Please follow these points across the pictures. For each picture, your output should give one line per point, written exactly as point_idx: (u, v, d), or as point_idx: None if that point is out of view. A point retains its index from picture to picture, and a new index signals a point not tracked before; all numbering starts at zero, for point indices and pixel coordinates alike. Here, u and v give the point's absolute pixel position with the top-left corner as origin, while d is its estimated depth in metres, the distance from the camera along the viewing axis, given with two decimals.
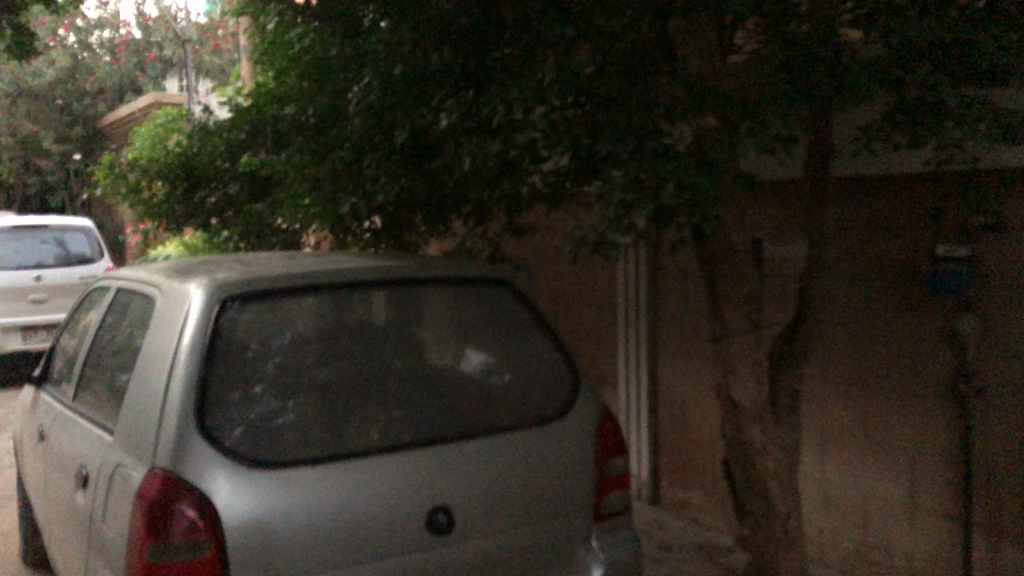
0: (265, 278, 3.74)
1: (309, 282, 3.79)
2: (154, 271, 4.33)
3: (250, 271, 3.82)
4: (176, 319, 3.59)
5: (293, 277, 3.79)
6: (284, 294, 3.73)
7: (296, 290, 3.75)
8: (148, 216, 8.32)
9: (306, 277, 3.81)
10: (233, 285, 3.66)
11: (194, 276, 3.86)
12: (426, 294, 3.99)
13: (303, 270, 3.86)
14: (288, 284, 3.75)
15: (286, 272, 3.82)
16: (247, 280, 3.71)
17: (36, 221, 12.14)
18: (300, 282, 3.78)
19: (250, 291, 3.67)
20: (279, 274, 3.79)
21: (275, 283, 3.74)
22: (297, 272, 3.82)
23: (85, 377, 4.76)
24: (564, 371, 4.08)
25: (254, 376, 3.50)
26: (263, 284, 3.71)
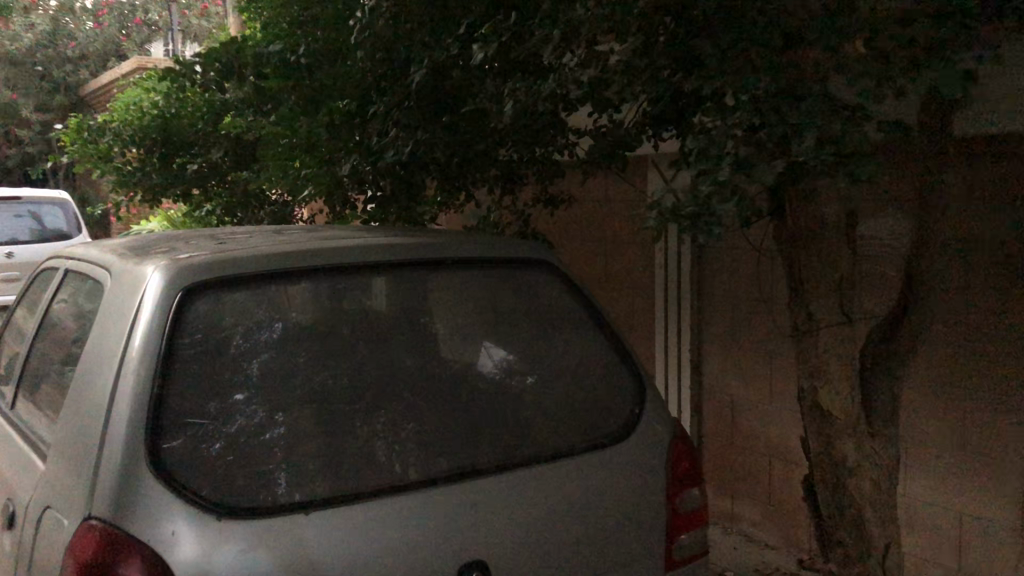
0: (248, 258, 2.89)
1: (307, 262, 2.94)
2: (108, 248, 3.48)
3: (225, 247, 2.97)
4: (126, 313, 2.74)
5: (285, 256, 2.93)
6: (274, 278, 2.88)
7: (291, 273, 2.91)
8: (122, 185, 7.40)
9: (301, 255, 2.96)
10: (202, 267, 2.80)
11: (151, 255, 3.01)
12: (453, 276, 3.15)
13: (297, 247, 3.01)
14: (278, 265, 2.90)
15: (276, 249, 2.98)
16: (223, 260, 2.86)
17: (9, 194, 11.13)
18: (295, 263, 2.93)
19: (228, 275, 2.82)
20: (264, 252, 2.94)
21: (261, 263, 2.89)
22: (290, 250, 2.97)
23: (29, 377, 3.90)
24: (625, 375, 3.23)
25: (234, 379, 2.67)
26: (245, 266, 2.86)
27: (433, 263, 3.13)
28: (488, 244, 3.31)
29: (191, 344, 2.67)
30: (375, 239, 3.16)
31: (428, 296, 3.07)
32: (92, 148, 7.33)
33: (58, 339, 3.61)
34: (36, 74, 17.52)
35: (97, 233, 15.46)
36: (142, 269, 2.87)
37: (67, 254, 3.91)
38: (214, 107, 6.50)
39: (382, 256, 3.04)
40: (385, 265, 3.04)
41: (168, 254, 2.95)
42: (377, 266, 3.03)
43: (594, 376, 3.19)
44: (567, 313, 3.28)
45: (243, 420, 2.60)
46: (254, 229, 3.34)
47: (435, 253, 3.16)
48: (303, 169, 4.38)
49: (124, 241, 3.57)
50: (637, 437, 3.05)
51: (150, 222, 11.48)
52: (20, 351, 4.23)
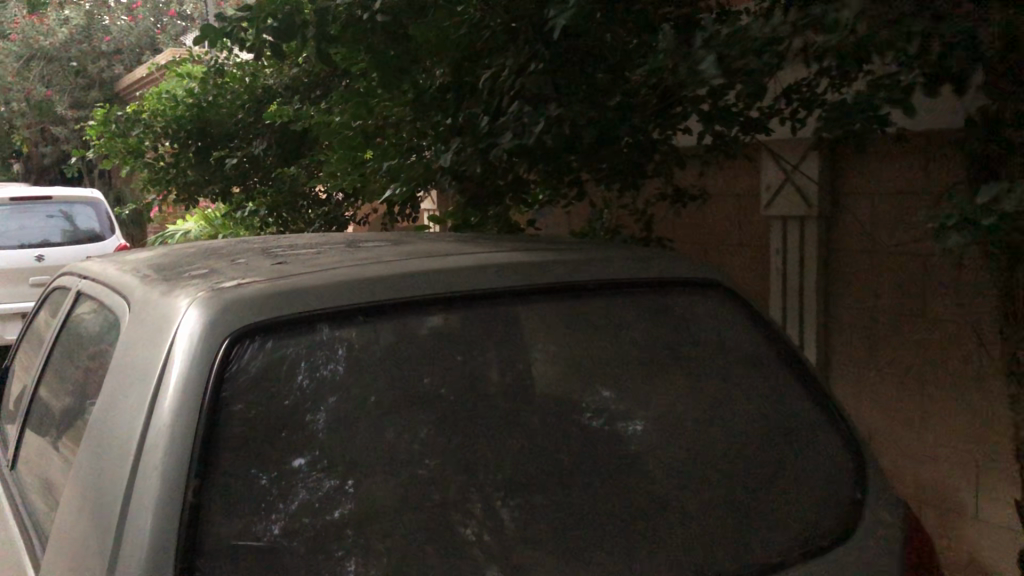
0: (321, 288, 2.02)
1: (405, 291, 2.08)
2: (128, 268, 2.66)
3: (285, 270, 2.11)
4: (149, 354, 1.91)
5: (372, 283, 2.07)
6: (362, 315, 2.02)
7: (385, 309, 2.05)
8: (153, 183, 6.59)
9: (394, 272, 2.12)
10: (258, 300, 1.95)
11: (183, 279, 2.18)
12: (595, 304, 2.31)
13: (385, 266, 2.14)
14: (364, 297, 2.04)
15: (358, 272, 2.11)
16: (285, 290, 2.00)
17: (37, 191, 9.67)
18: (388, 295, 2.06)
19: (295, 313, 1.96)
20: (344, 268, 2.11)
21: (341, 296, 2.02)
22: (377, 273, 2.11)
23: (34, 432, 3.09)
24: (831, 444, 2.40)
25: (285, 440, 1.87)
26: (318, 300, 2.00)
27: (573, 289, 2.30)
28: (638, 261, 2.47)
29: (241, 408, 1.84)
30: (486, 252, 2.30)
31: (564, 330, 2.24)
32: (120, 141, 6.49)
33: (67, 386, 2.80)
34: (69, 69, 16.86)
35: (133, 234, 14.72)
36: (169, 300, 2.02)
37: (79, 272, 3.12)
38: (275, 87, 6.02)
39: (506, 273, 2.21)
40: (505, 291, 2.18)
41: (205, 280, 2.10)
42: (498, 294, 2.18)
43: (792, 444, 2.35)
44: (752, 356, 2.45)
45: (305, 493, 1.84)
46: (318, 244, 2.50)
47: (572, 274, 2.31)
48: (392, 161, 3.69)
49: (150, 258, 2.75)
50: (867, 535, 2.23)
51: (185, 223, 10.79)
52: (26, 389, 3.46)
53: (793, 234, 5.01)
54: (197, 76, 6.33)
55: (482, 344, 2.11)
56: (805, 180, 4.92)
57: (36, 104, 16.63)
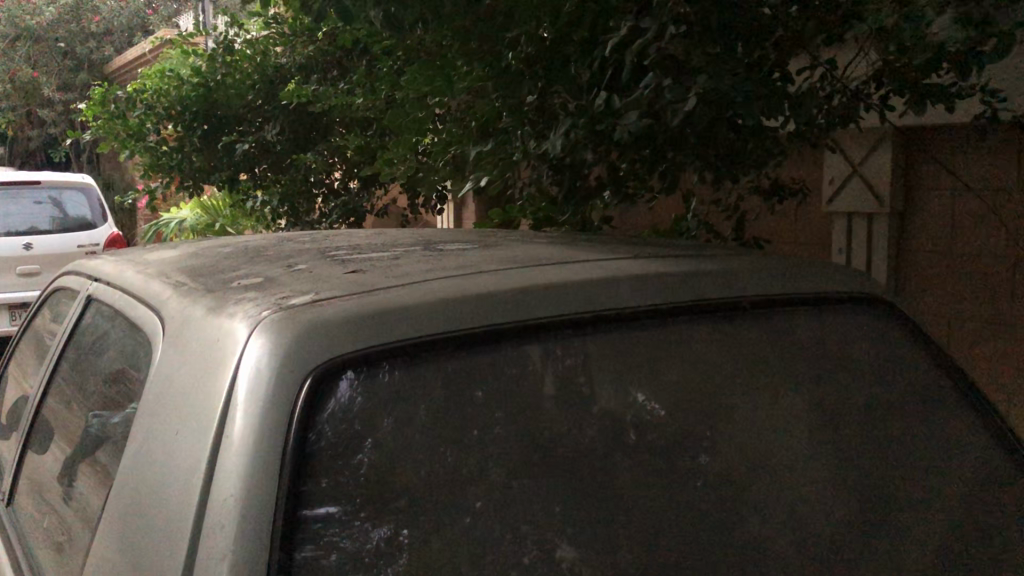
0: (419, 308, 1.55)
1: (526, 313, 1.62)
2: (154, 271, 2.20)
3: (367, 281, 1.65)
4: (202, 389, 1.47)
5: (484, 301, 1.60)
6: (476, 345, 1.56)
7: (503, 334, 1.59)
8: (155, 169, 6.07)
9: (507, 282, 1.67)
10: (343, 325, 1.49)
11: (235, 290, 1.73)
12: (743, 324, 1.85)
13: (494, 279, 1.68)
14: (475, 318, 1.58)
15: (461, 286, 1.64)
16: (376, 310, 1.53)
17: (25, 175, 9.12)
18: (505, 317, 1.60)
19: (392, 343, 1.50)
20: (443, 279, 1.66)
21: (446, 318, 1.56)
22: (487, 287, 1.64)
23: (35, 461, 2.63)
24: (1014, 505, 1.99)
25: (339, 486, 1.42)
26: (420, 325, 1.53)
27: (724, 307, 1.83)
28: (790, 270, 2.00)
29: (318, 461, 1.41)
30: (610, 260, 1.85)
31: (709, 357, 1.78)
32: (120, 124, 5.96)
33: (79, 415, 2.33)
34: (56, 49, 16.22)
35: (124, 221, 14.13)
36: (224, 319, 1.58)
37: (89, 272, 2.66)
38: (301, 62, 5.63)
39: (645, 285, 1.76)
40: (642, 311, 1.73)
41: (265, 294, 1.65)
42: (637, 317, 1.72)
43: (971, 501, 1.95)
44: (919, 387, 2.02)
45: (345, 540, 1.40)
46: (386, 248, 2.04)
47: (723, 288, 1.85)
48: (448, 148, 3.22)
49: (178, 259, 2.29)
50: None
51: (181, 211, 10.31)
52: (25, 406, 2.99)
53: (868, 229, 4.58)
54: (203, 53, 5.82)
55: (615, 378, 1.67)
56: (875, 174, 4.50)
57: (22, 86, 15.94)
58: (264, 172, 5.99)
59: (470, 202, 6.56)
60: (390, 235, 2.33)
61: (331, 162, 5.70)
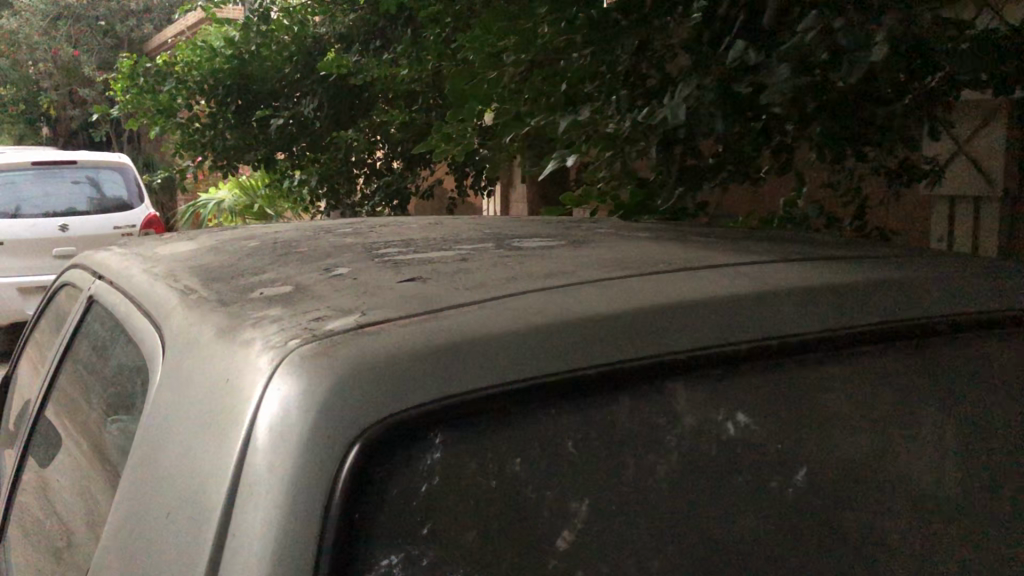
0: (512, 338, 1.05)
1: (662, 347, 1.10)
2: (164, 271, 1.77)
3: (438, 296, 1.20)
4: (214, 448, 1.02)
5: (602, 326, 1.09)
6: (602, 391, 1.06)
7: (633, 377, 1.08)
8: (184, 150, 5.61)
9: (633, 293, 1.18)
10: (405, 359, 1.01)
11: (256, 305, 1.30)
12: (956, 350, 1.31)
13: (612, 293, 1.18)
14: (590, 354, 1.07)
15: (567, 304, 1.13)
16: (449, 343, 1.03)
17: (61, 156, 8.82)
18: (633, 352, 1.09)
19: (473, 393, 1.00)
20: (546, 293, 1.18)
21: (549, 353, 1.05)
22: (604, 305, 1.13)
23: (31, 491, 2.21)
24: None
25: (413, 547, 0.96)
26: (513, 365, 1.03)
27: (930, 328, 1.29)
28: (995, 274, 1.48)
29: (379, 535, 0.95)
30: (760, 265, 1.35)
31: (920, 399, 1.25)
32: (150, 99, 5.56)
33: (78, 444, 1.90)
34: (95, 27, 16.01)
35: (162, 204, 13.89)
36: (235, 353, 1.13)
37: (95, 268, 2.24)
38: (343, 30, 5.31)
39: (819, 296, 1.24)
40: (820, 340, 1.19)
41: (293, 313, 1.21)
42: (815, 344, 1.19)
43: None
44: None
45: None
46: (447, 247, 1.59)
47: (923, 301, 1.31)
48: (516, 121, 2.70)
49: (194, 256, 1.86)
50: None
51: (219, 192, 10.02)
52: (27, 420, 2.58)
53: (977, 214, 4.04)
54: (238, 22, 5.42)
55: (792, 430, 1.15)
56: (985, 153, 3.97)
57: (62, 67, 15.75)
58: (302, 151, 5.57)
59: (518, 183, 6.13)
60: (452, 229, 1.89)
61: (374, 140, 5.27)
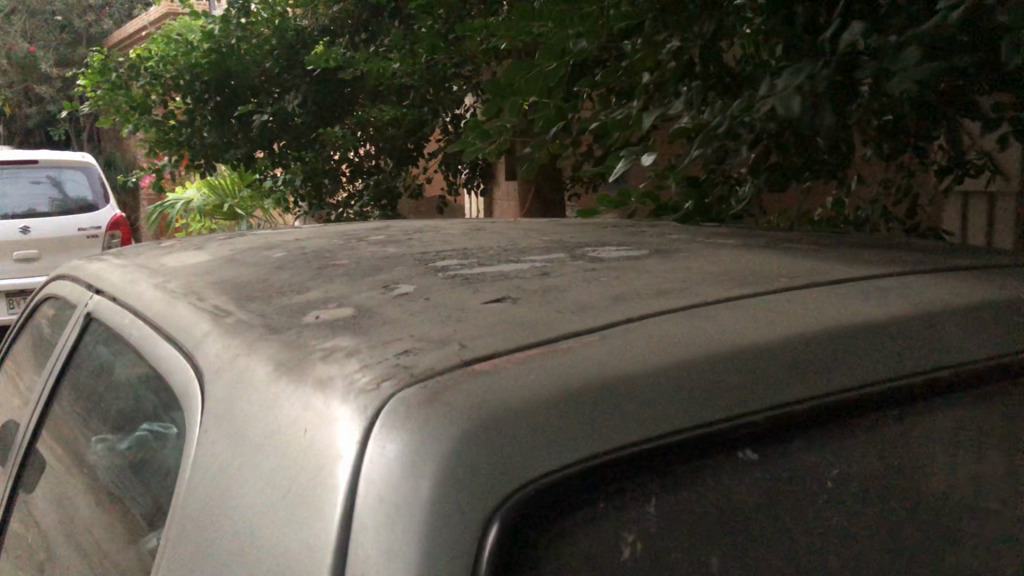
0: (653, 379, 0.87)
1: (824, 385, 0.92)
2: (181, 288, 1.57)
3: (547, 323, 1.01)
4: (304, 521, 0.83)
5: (754, 362, 0.91)
6: (765, 439, 0.88)
7: (795, 424, 0.90)
8: (160, 148, 5.38)
9: (775, 316, 1.00)
10: (539, 406, 0.82)
11: (318, 333, 1.10)
12: None
13: (749, 318, 0.99)
14: (746, 397, 0.88)
15: (703, 332, 0.95)
16: (581, 388, 0.85)
17: (22, 154, 8.44)
18: (793, 393, 0.90)
19: (618, 450, 0.82)
20: (672, 318, 1.00)
21: (700, 397, 0.87)
22: (751, 335, 0.94)
23: (18, 529, 1.98)
24: None
25: None
26: (660, 414, 0.85)
27: None
28: None
29: None
30: (891, 278, 1.17)
31: None
32: (122, 95, 5.27)
33: (79, 480, 1.68)
34: (51, 23, 15.53)
35: (125, 204, 13.49)
36: (307, 399, 0.94)
37: (89, 281, 2.02)
38: (326, 23, 5.06)
39: (979, 313, 1.07)
40: (985, 369, 1.02)
41: (370, 343, 1.02)
42: (981, 371, 1.02)
43: None
44: None
45: None
46: (513, 258, 1.40)
47: None
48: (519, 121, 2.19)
49: (212, 270, 1.65)
50: None
51: (187, 190, 9.70)
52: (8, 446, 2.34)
53: None
54: (216, 15, 5.17)
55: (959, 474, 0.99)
56: None
57: (17, 63, 15.24)
58: (283, 149, 5.34)
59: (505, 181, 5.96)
60: (500, 236, 1.70)
61: (360, 137, 5.04)
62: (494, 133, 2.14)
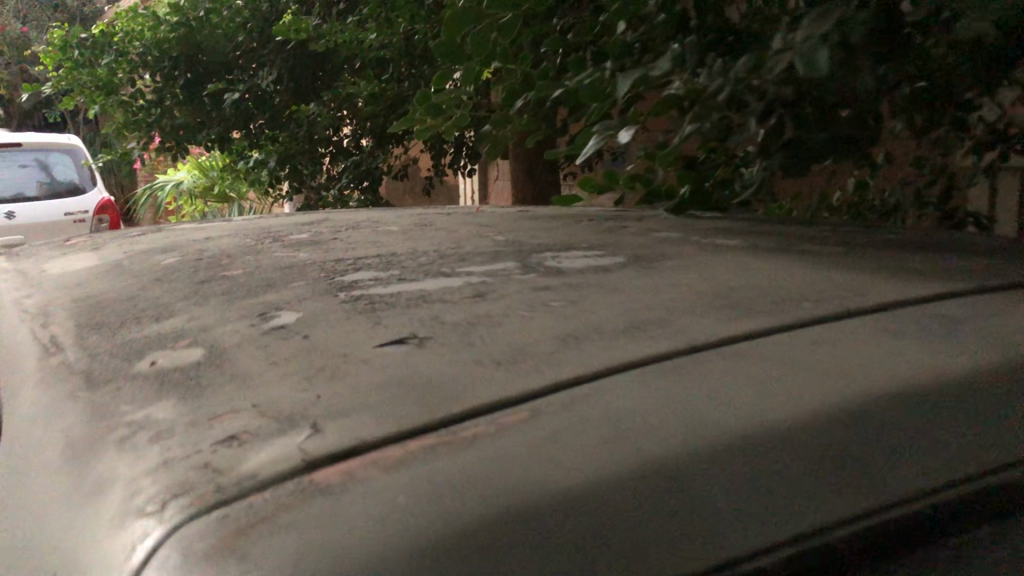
0: (604, 504, 0.53)
1: (876, 496, 0.59)
2: (39, 304, 1.23)
3: (453, 387, 0.68)
4: None
5: (767, 467, 0.58)
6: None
7: (834, 569, 0.56)
8: (128, 129, 5.01)
9: (791, 376, 0.66)
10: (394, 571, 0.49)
11: (141, 391, 0.77)
12: None
13: (761, 380, 0.65)
14: (747, 527, 0.55)
15: (691, 406, 0.61)
16: (487, 524, 0.51)
17: None
18: (826, 514, 0.57)
19: None
20: (635, 377, 0.66)
21: (671, 533, 0.54)
22: (767, 412, 0.61)
23: None
24: None
25: None
26: (607, 565, 0.52)
27: None
28: None
29: None
30: (954, 302, 0.83)
31: None
32: (86, 74, 4.83)
33: None
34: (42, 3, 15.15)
35: (117, 188, 13.16)
36: (75, 514, 0.61)
37: None
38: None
39: None
40: None
41: (192, 417, 0.68)
42: None
43: None
44: None
45: None
46: (444, 269, 1.07)
47: None
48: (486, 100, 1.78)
49: (85, 281, 1.32)
50: None
51: (177, 173, 9.37)
52: None
53: None
54: None
55: None
56: None
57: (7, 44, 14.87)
58: (260, 128, 4.99)
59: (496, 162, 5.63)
60: (445, 234, 1.36)
61: (340, 114, 4.69)
62: (451, 107, 1.77)
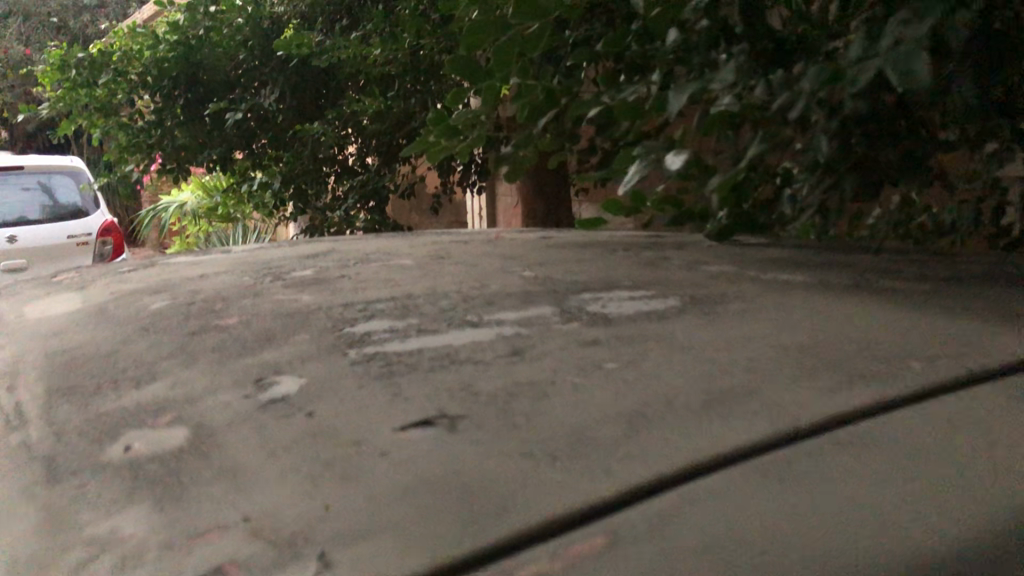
0: None
1: None
2: (10, 357, 1.09)
3: (503, 494, 0.53)
4: None
5: None
6: None
7: None
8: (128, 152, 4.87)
9: (936, 486, 0.51)
10: None
11: (112, 489, 0.63)
12: None
13: (896, 484, 0.51)
14: None
15: (815, 530, 0.47)
16: None
17: None
18: None
19: None
20: (734, 490, 0.51)
21: None
22: (915, 535, 0.47)
23: None
24: None
25: None
26: None
27: None
28: None
29: None
30: None
31: None
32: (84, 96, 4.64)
33: None
34: None
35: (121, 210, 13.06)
36: None
37: None
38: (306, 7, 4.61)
39: None
40: None
41: (172, 535, 0.54)
42: None
43: None
44: None
45: None
46: (471, 318, 0.92)
47: None
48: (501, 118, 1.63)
49: (65, 330, 1.17)
50: None
51: (181, 194, 9.25)
52: None
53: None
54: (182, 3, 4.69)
55: None
56: None
57: None
58: (263, 148, 4.86)
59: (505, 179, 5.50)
60: (465, 270, 1.21)
61: (344, 132, 4.56)
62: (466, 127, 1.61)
